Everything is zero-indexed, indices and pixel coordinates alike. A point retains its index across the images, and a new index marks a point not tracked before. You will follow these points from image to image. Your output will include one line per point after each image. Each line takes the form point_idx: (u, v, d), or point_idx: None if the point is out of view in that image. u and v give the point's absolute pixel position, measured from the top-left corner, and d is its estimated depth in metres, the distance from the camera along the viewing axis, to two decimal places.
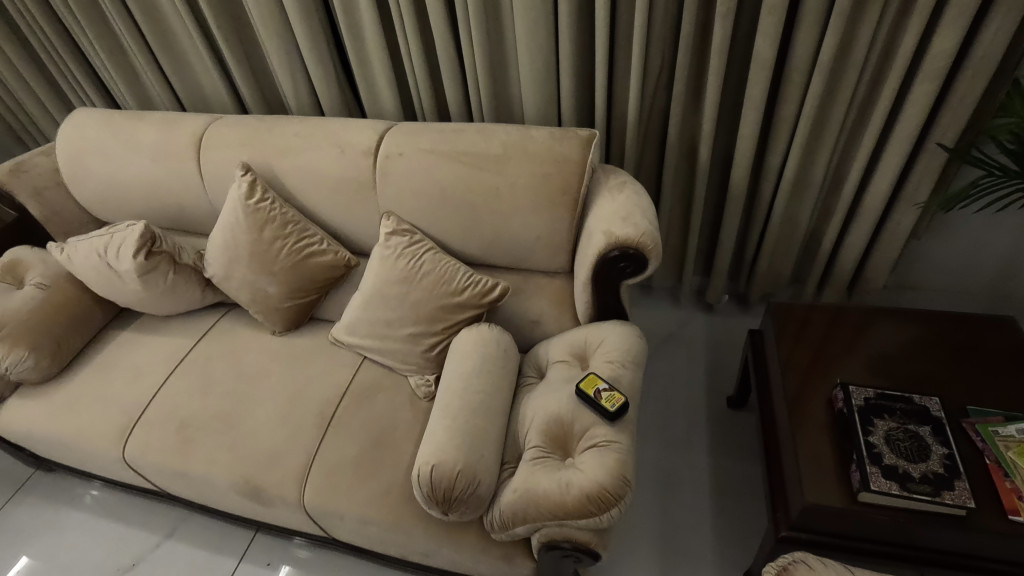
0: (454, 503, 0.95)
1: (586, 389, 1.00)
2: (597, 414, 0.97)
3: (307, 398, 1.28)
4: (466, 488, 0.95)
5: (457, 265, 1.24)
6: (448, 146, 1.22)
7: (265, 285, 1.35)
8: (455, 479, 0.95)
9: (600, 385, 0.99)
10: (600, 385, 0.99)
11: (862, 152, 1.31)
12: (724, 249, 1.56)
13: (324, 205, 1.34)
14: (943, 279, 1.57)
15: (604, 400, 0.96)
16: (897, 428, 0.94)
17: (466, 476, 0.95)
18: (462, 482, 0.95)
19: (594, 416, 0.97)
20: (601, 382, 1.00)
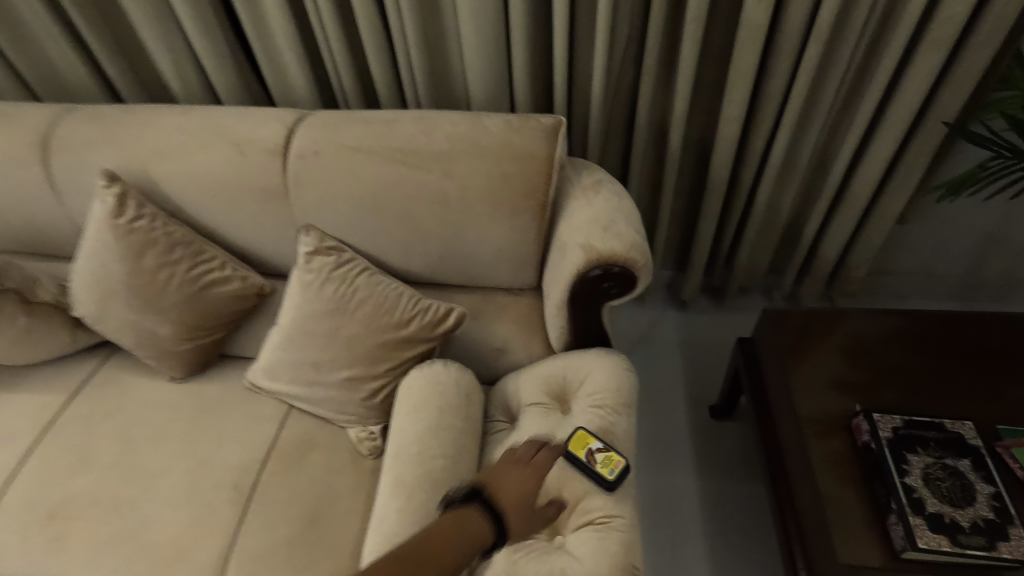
0: (482, 500, 0.69)
1: (576, 447, 0.80)
2: (590, 481, 0.78)
3: (219, 466, 1.02)
4: (517, 489, 0.71)
5: (400, 289, 1.01)
6: (378, 141, 0.97)
7: (153, 325, 1.06)
8: (517, 471, 0.73)
9: (593, 441, 0.81)
10: (594, 443, 0.80)
11: (854, 132, 1.17)
12: (700, 244, 1.40)
13: (223, 220, 1.06)
14: (919, 267, 1.47)
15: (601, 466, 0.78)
16: (935, 464, 0.81)
17: (533, 473, 0.73)
18: (521, 481, 0.72)
19: (586, 482, 0.78)
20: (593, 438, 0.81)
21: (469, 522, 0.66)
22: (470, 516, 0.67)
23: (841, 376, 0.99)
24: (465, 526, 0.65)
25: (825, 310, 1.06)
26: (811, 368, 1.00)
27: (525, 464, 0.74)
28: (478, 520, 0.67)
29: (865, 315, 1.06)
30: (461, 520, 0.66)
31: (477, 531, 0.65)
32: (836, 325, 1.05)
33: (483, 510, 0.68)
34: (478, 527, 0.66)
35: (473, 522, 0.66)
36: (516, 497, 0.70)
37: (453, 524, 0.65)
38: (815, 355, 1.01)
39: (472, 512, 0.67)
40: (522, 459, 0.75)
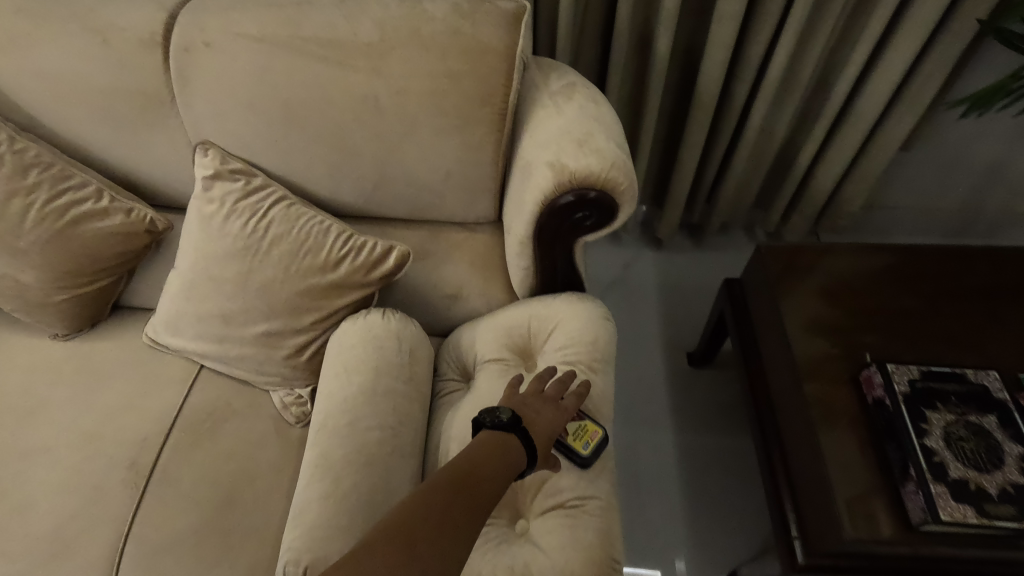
0: (523, 431, 0.59)
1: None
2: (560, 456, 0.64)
3: (112, 439, 0.84)
4: (551, 429, 0.62)
5: (327, 223, 0.81)
6: (286, 28, 0.74)
7: (12, 271, 0.84)
8: (551, 409, 0.63)
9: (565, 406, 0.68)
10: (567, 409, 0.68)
11: (868, 36, 1.00)
12: (684, 172, 1.24)
13: (95, 135, 0.83)
14: (913, 198, 1.34)
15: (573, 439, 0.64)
16: (958, 422, 0.70)
17: (564, 415, 0.63)
18: (555, 422, 0.62)
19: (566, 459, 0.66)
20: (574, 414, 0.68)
21: (509, 445, 0.57)
22: (509, 448, 0.57)
23: (833, 320, 0.85)
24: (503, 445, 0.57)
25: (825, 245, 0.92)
26: (802, 312, 0.86)
27: (555, 403, 0.64)
28: (516, 449, 0.58)
29: (854, 251, 0.93)
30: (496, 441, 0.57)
31: (515, 459, 0.56)
32: (824, 260, 0.91)
33: (522, 442, 0.58)
34: (516, 462, 0.56)
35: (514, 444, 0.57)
36: (547, 439, 0.61)
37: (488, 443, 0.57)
38: (804, 293, 0.88)
39: (513, 441, 0.57)
40: (553, 396, 0.65)
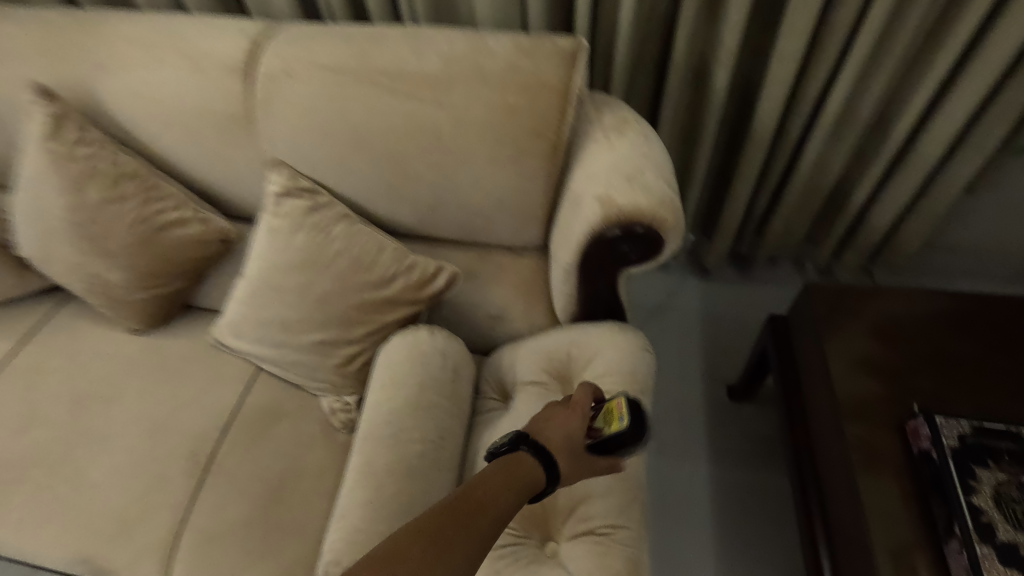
0: (527, 442, 0.59)
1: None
2: (604, 450, 0.62)
3: (176, 430, 0.91)
4: (565, 427, 0.62)
5: (383, 242, 0.86)
6: (359, 61, 0.80)
7: (104, 270, 0.93)
8: (560, 412, 0.64)
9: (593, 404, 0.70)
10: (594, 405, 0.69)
11: (932, 78, 0.99)
12: (734, 205, 1.24)
13: (180, 150, 0.91)
14: (978, 241, 1.29)
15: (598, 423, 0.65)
16: (1009, 482, 0.67)
17: (575, 411, 0.64)
18: (568, 419, 0.62)
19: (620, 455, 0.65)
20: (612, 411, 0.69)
21: (524, 463, 0.58)
22: (519, 461, 0.57)
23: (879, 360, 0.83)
24: (514, 470, 0.57)
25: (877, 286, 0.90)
26: (848, 352, 0.83)
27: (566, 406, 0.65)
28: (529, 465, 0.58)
29: (904, 292, 0.90)
30: (507, 465, 0.57)
31: (528, 470, 0.57)
32: (871, 299, 0.89)
33: (530, 452, 0.59)
34: (529, 474, 0.57)
35: (528, 460, 0.58)
36: (564, 438, 0.61)
37: (498, 467, 0.57)
38: (851, 332, 0.85)
39: (521, 454, 0.58)
40: (562, 403, 0.66)
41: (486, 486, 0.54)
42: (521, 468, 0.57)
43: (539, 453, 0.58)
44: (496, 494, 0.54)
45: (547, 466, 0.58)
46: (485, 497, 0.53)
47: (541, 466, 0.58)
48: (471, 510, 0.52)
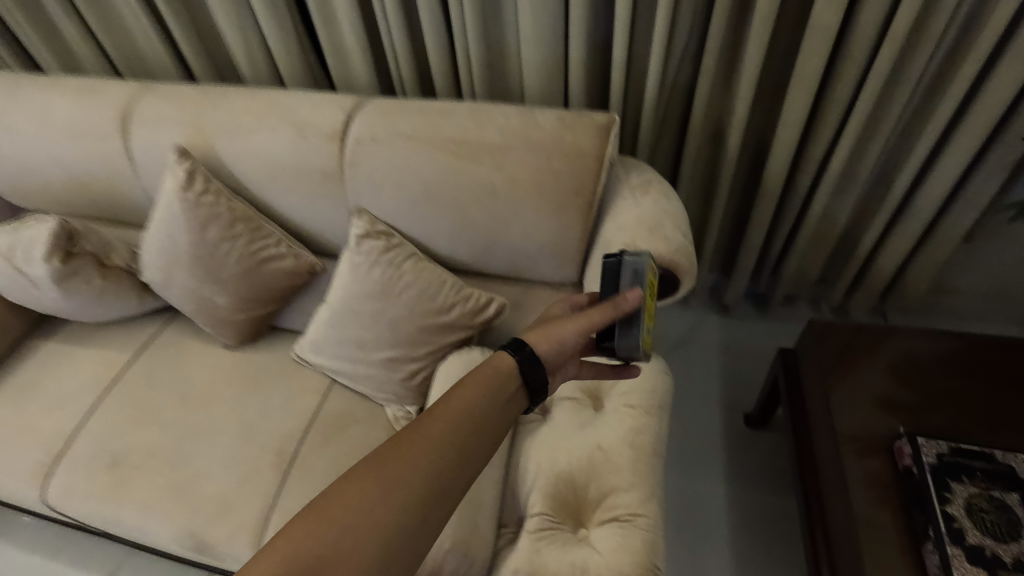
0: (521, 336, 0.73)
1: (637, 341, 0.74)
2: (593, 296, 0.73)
3: (265, 430, 1.08)
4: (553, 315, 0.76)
5: (444, 276, 1.03)
6: (432, 131, 0.99)
7: (213, 294, 1.13)
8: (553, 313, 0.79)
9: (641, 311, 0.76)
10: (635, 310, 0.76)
11: (924, 144, 1.11)
12: (749, 249, 1.37)
13: (281, 198, 1.11)
14: (984, 286, 1.39)
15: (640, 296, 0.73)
16: (980, 495, 0.78)
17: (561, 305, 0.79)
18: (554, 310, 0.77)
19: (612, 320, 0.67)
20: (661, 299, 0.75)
21: (498, 366, 0.66)
22: (494, 360, 0.66)
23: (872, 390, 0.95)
24: (488, 377, 0.64)
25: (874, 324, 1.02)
26: (854, 386, 0.95)
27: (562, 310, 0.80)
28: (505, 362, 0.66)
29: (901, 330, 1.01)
30: (478, 373, 0.65)
31: (503, 362, 0.66)
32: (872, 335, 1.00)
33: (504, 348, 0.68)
34: (504, 368, 0.66)
35: (501, 363, 0.66)
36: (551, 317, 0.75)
37: (470, 376, 0.64)
38: (850, 364, 0.97)
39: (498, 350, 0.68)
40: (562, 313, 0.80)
41: (464, 397, 0.62)
42: (496, 377, 0.65)
43: (503, 346, 0.68)
44: (477, 406, 0.61)
45: (512, 352, 0.67)
46: (466, 409, 0.61)
47: (514, 360, 0.66)
48: (454, 421, 0.59)
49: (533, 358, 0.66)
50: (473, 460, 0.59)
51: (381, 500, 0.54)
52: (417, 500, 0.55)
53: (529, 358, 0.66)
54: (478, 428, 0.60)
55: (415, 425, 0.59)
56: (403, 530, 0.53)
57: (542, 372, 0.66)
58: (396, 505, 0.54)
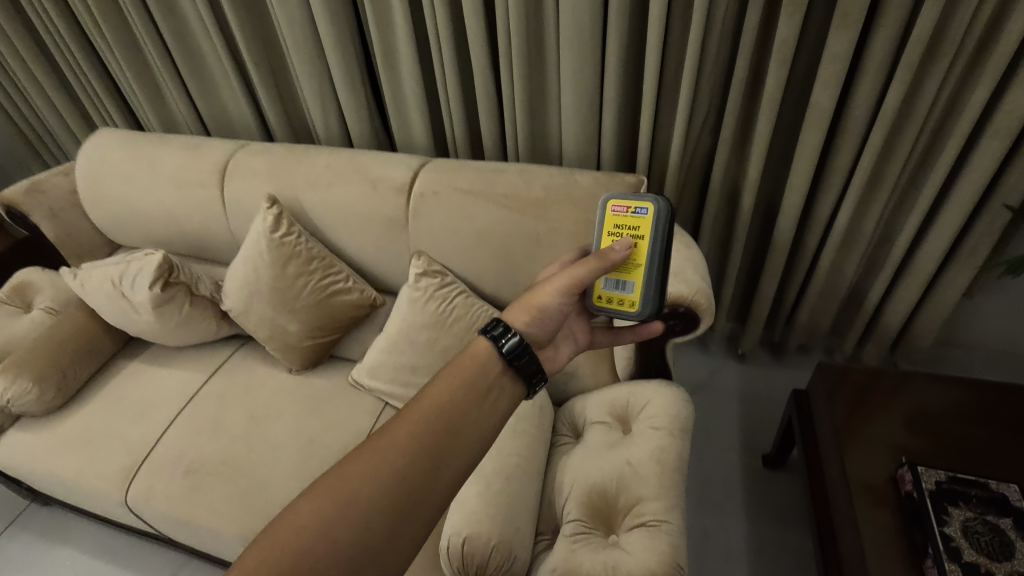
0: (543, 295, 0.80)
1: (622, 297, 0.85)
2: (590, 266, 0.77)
3: (325, 445, 1.21)
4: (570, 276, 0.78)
5: (491, 310, 1.18)
6: (486, 187, 1.16)
7: (286, 322, 1.29)
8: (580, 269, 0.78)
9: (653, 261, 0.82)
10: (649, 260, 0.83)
11: (918, 208, 1.24)
12: (764, 299, 1.49)
13: (351, 241, 1.28)
14: (987, 339, 1.49)
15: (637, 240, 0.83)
16: (975, 518, 0.87)
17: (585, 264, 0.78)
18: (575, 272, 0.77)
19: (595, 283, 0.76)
20: (647, 242, 0.79)
21: (474, 357, 0.70)
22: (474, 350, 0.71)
23: (874, 429, 1.07)
24: (465, 373, 0.69)
25: (884, 373, 1.15)
26: (867, 438, 1.06)
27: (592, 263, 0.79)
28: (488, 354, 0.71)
29: (902, 378, 1.14)
30: (455, 368, 0.69)
31: (483, 354, 0.71)
32: (874, 380, 1.14)
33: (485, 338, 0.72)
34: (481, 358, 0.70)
35: (478, 353, 0.71)
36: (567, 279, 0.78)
37: (446, 371, 0.69)
38: (854, 407, 1.10)
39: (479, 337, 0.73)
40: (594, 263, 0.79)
41: (441, 393, 0.66)
42: (473, 369, 0.69)
43: (483, 332, 0.72)
44: (451, 399, 0.65)
45: (491, 336, 0.72)
46: (441, 405, 0.64)
47: (494, 346, 0.71)
48: (429, 416, 0.63)
49: (515, 343, 0.71)
50: (453, 451, 0.62)
51: (348, 501, 0.57)
52: (388, 498, 0.57)
53: (510, 341, 0.71)
54: (452, 422, 0.64)
55: (385, 426, 0.63)
56: (372, 529, 0.56)
57: (524, 354, 0.71)
58: (365, 505, 0.57)
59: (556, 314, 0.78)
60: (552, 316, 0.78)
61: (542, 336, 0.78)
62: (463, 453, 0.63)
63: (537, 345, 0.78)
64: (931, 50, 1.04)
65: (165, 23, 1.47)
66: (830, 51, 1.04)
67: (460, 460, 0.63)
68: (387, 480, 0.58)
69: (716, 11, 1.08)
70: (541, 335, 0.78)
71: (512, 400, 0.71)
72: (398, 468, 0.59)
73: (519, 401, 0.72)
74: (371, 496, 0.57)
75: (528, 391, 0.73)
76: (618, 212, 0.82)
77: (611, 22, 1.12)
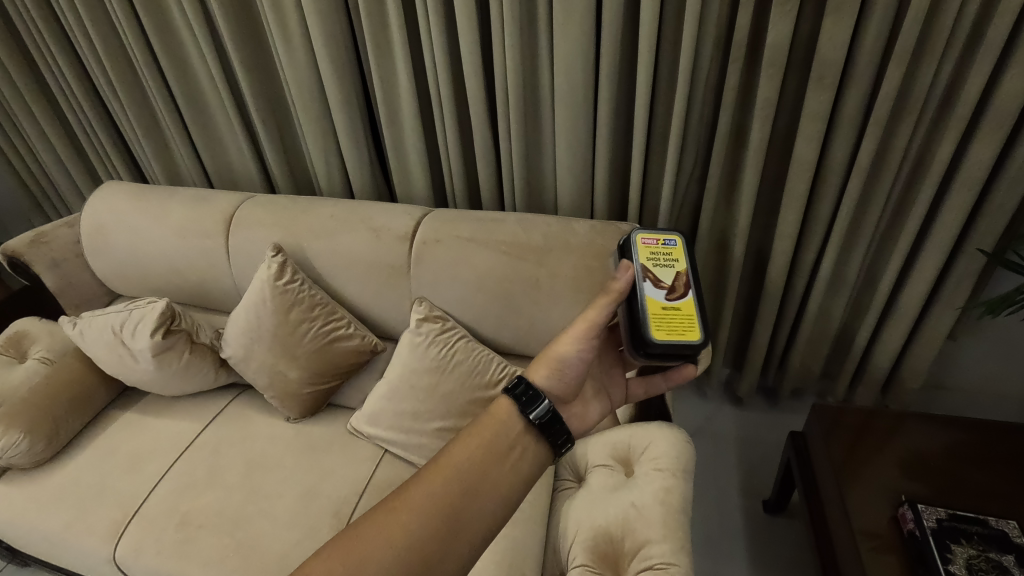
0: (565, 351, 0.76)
1: (674, 325, 0.76)
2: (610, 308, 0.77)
3: (323, 494, 1.19)
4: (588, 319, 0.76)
5: (492, 355, 1.20)
6: (486, 235, 1.20)
7: (287, 369, 1.30)
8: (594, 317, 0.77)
9: (636, 282, 0.79)
10: (641, 282, 0.78)
11: (898, 254, 1.30)
12: (757, 343, 1.53)
13: (354, 288, 1.31)
14: (972, 380, 1.53)
15: (657, 266, 0.80)
16: (978, 556, 0.93)
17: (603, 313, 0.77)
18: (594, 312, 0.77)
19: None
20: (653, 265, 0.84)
21: (497, 417, 0.64)
22: (496, 409, 0.65)
23: (874, 470, 1.09)
24: (487, 433, 0.63)
25: (881, 413, 1.18)
26: (866, 481, 1.08)
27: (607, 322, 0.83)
28: (512, 417, 0.65)
29: (899, 417, 1.17)
30: (478, 426, 0.63)
31: (507, 416, 0.64)
32: (871, 418, 1.17)
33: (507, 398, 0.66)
34: (504, 421, 0.64)
35: (502, 413, 0.64)
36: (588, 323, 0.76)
37: (467, 431, 0.63)
38: (852, 447, 1.13)
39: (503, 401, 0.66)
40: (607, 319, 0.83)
41: (462, 451, 0.60)
42: (495, 428, 0.63)
43: (505, 391, 0.66)
44: (470, 461, 0.59)
45: (515, 398, 0.65)
46: (459, 467, 0.58)
47: (518, 409, 0.65)
48: (447, 476, 0.58)
49: (543, 408, 0.65)
50: (473, 514, 0.56)
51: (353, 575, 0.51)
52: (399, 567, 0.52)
53: (537, 407, 0.65)
54: (470, 481, 0.58)
55: (401, 487, 0.57)
56: None
57: (551, 417, 0.64)
58: None
59: (576, 365, 0.75)
60: (573, 369, 0.75)
61: (566, 391, 0.75)
62: (482, 522, 0.56)
63: (563, 402, 0.75)
64: (898, 108, 1.12)
65: (178, 83, 1.55)
66: (808, 108, 1.12)
67: (478, 529, 0.56)
68: (396, 551, 0.52)
69: (700, 73, 1.17)
70: (566, 390, 0.75)
71: (538, 463, 0.64)
72: (406, 538, 0.53)
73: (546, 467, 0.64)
74: (379, 567, 0.51)
75: (555, 458, 0.66)
76: (646, 244, 0.83)
77: (603, 82, 1.20)
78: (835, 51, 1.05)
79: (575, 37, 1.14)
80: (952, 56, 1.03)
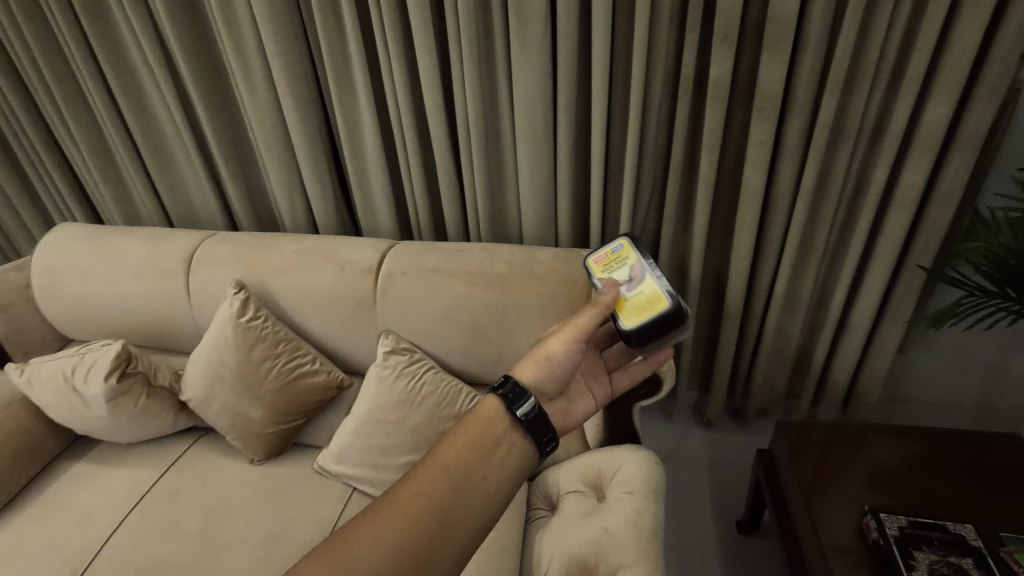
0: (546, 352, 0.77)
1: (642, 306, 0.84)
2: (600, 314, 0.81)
3: (289, 538, 1.15)
4: (579, 323, 0.79)
5: (460, 385, 1.19)
6: (452, 265, 1.21)
7: (250, 409, 1.27)
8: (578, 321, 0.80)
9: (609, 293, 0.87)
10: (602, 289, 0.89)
11: (846, 273, 1.36)
12: (721, 363, 1.56)
13: (318, 323, 1.29)
14: (925, 391, 1.59)
15: (612, 272, 0.91)
16: (939, 560, 0.95)
17: (596, 315, 0.80)
18: (586, 318, 0.80)
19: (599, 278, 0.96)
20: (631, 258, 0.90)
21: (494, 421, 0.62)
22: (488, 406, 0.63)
23: (837, 483, 1.12)
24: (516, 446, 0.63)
25: (843, 428, 1.21)
26: (833, 496, 1.10)
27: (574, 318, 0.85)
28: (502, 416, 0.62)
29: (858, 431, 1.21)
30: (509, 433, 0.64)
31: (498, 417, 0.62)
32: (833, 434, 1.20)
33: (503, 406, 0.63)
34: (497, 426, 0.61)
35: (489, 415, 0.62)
36: (575, 328, 0.79)
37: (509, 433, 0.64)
38: (815, 463, 1.15)
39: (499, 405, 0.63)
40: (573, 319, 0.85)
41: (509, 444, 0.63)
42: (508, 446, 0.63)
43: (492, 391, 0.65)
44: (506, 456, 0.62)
45: (502, 396, 0.64)
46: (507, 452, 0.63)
47: (506, 406, 0.63)
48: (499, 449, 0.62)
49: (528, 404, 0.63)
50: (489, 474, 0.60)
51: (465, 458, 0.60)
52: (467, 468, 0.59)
53: (522, 404, 0.63)
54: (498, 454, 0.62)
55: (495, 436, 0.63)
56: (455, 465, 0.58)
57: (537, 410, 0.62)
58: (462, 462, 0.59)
59: (564, 362, 0.77)
60: (561, 365, 0.77)
61: (549, 388, 0.75)
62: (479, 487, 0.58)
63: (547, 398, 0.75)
64: (835, 136, 1.20)
65: (137, 123, 1.54)
66: (754, 137, 1.19)
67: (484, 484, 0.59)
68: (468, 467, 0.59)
69: (651, 106, 1.23)
70: (552, 387, 0.76)
71: (527, 459, 0.61)
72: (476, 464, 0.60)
73: (532, 468, 0.62)
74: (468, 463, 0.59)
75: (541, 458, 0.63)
76: (598, 261, 0.94)
77: (560, 116, 1.25)
78: (774, 85, 1.12)
79: (531, 74, 1.19)
80: (879, 88, 1.12)
